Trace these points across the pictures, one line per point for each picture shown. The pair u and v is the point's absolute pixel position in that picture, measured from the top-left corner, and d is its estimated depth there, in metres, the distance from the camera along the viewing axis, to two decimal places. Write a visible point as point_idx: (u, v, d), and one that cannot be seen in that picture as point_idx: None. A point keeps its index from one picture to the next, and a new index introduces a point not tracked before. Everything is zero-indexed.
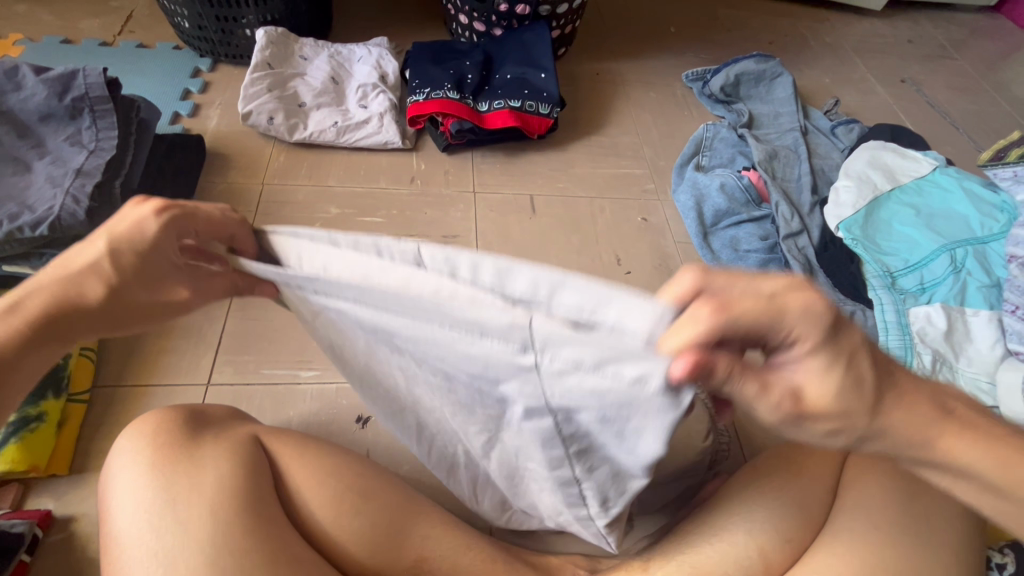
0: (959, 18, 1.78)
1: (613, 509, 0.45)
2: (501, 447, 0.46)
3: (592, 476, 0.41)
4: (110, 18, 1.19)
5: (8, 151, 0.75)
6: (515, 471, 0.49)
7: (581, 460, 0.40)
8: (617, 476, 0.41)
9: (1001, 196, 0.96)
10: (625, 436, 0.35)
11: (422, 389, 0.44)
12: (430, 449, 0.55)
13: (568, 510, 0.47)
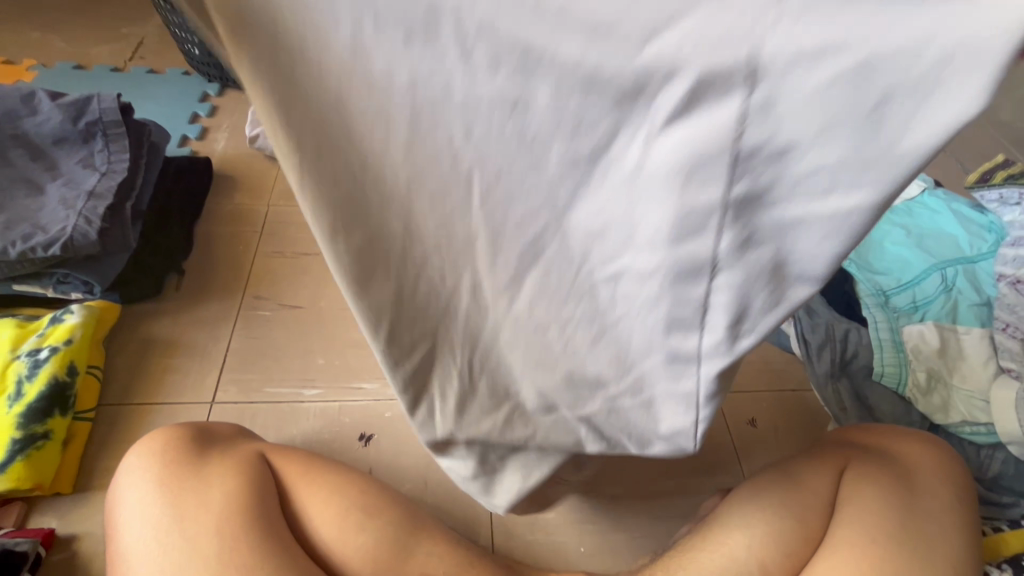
0: None
1: (745, 340, 0.28)
2: (576, 245, 0.27)
3: (749, 256, 0.25)
4: (122, 45, 1.22)
5: (22, 174, 0.77)
6: (581, 301, 0.30)
7: (741, 221, 0.24)
8: (780, 266, 0.26)
9: (988, 217, 0.99)
10: (892, 103, 0.20)
11: (454, 133, 0.24)
12: (384, 273, 0.30)
13: (668, 346, 0.29)
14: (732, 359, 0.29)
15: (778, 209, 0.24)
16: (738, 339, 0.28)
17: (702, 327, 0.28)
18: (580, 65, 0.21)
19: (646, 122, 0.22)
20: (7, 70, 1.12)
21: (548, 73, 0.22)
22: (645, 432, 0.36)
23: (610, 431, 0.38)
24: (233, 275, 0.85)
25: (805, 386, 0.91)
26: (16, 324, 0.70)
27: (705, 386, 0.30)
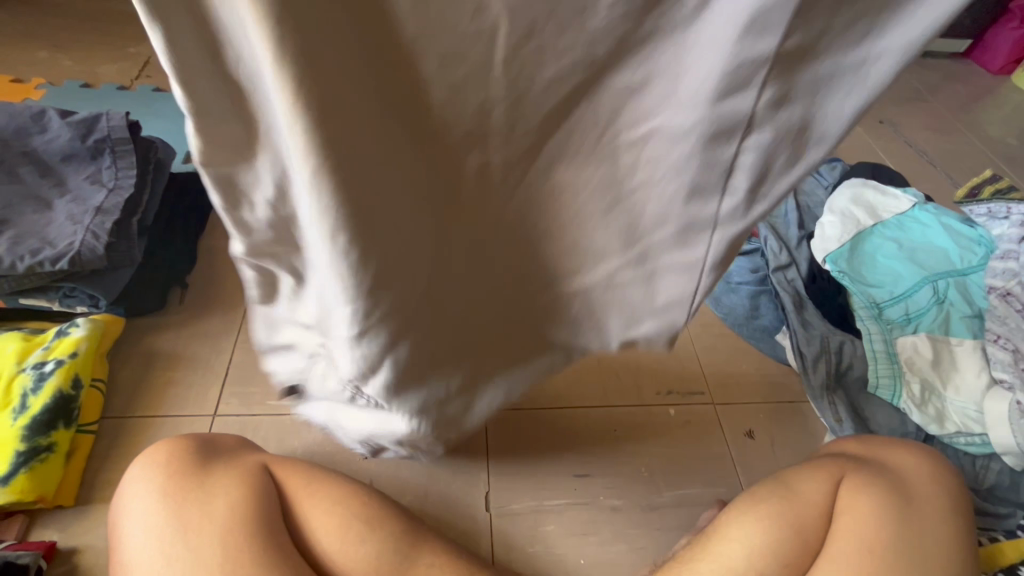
0: (931, 64, 1.89)
1: (757, 206, 0.30)
2: (608, 101, 0.26)
3: (781, 118, 0.26)
4: (128, 64, 1.25)
5: (32, 191, 0.78)
6: (611, 163, 0.29)
7: (781, 80, 0.25)
8: (800, 131, 0.27)
9: (978, 230, 1.01)
10: None
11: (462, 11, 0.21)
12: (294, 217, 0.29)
13: (687, 214, 0.30)
14: (744, 222, 0.31)
15: (811, 68, 0.25)
16: (754, 198, 0.29)
17: (725, 186, 0.29)
18: None
19: None
20: (15, 89, 1.14)
21: None
22: (645, 307, 0.37)
23: (610, 311, 0.39)
24: (236, 289, 0.86)
25: (801, 397, 0.92)
26: (21, 337, 0.71)
27: (713, 252, 0.32)
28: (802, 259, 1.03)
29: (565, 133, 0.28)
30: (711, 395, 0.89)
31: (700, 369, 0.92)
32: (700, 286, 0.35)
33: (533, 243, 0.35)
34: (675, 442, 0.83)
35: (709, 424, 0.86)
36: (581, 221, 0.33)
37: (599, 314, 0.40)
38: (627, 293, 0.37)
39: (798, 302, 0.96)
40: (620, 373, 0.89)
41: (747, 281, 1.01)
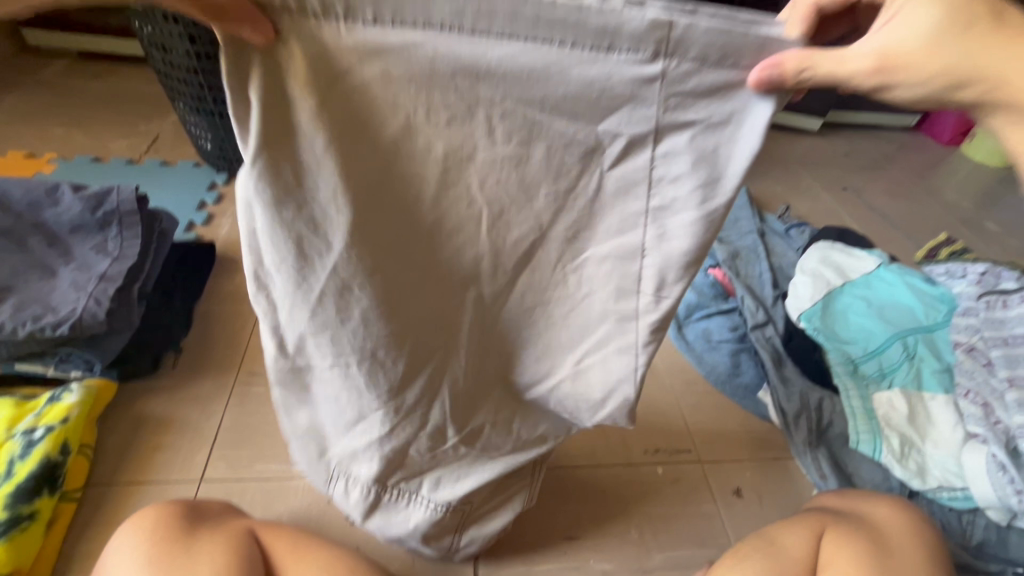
0: (887, 135, 2.05)
1: (665, 301, 0.46)
2: (545, 260, 0.48)
3: (659, 245, 0.44)
4: (138, 140, 1.33)
5: (38, 259, 0.82)
6: (541, 326, 0.52)
7: (656, 222, 0.43)
8: (660, 275, 0.45)
9: (939, 288, 1.07)
10: (706, 176, 0.40)
11: (473, 184, 0.43)
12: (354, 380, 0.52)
13: (614, 310, 0.48)
14: (659, 313, 0.47)
15: (673, 215, 0.42)
16: (661, 291, 0.45)
17: (639, 289, 0.46)
18: (573, 135, 0.40)
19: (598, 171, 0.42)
20: (28, 163, 1.20)
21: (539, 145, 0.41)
22: (607, 389, 0.52)
23: (584, 389, 0.54)
24: (229, 352, 0.89)
25: (786, 454, 0.93)
26: (13, 403, 0.71)
27: (643, 336, 0.48)
28: (778, 318, 1.09)
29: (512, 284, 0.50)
30: (698, 453, 0.90)
31: (685, 426, 0.94)
32: (639, 364, 0.50)
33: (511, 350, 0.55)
34: (664, 502, 0.83)
35: (697, 484, 0.86)
36: (546, 328, 0.52)
37: (571, 397, 0.55)
38: (589, 375, 0.53)
39: (777, 358, 1.00)
40: (608, 433, 0.90)
41: (727, 339, 1.05)
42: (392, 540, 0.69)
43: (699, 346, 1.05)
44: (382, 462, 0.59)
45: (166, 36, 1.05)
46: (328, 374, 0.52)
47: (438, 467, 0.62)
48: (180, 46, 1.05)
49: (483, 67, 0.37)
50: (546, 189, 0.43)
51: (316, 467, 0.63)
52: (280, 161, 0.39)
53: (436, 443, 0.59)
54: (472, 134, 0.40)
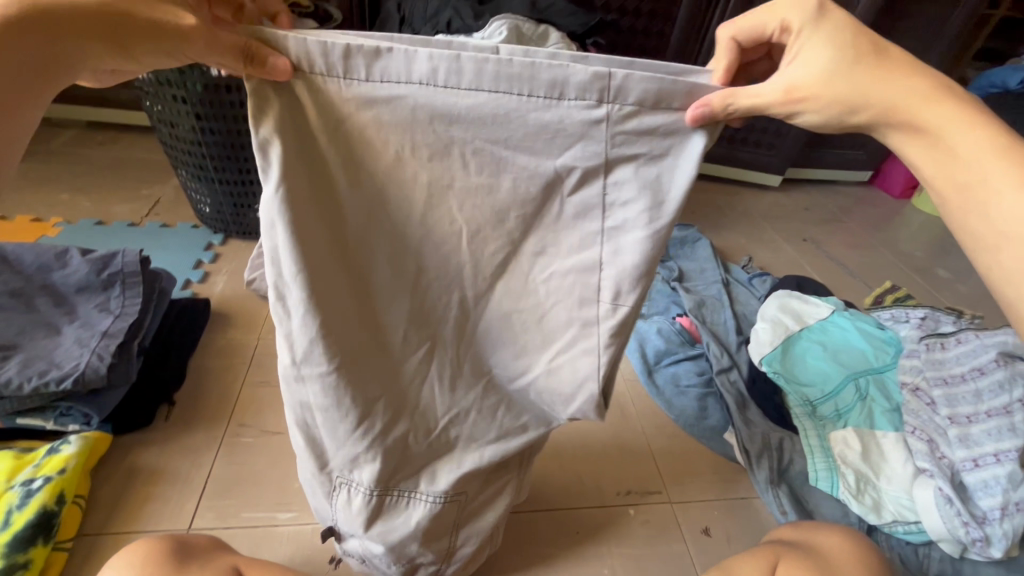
0: (843, 191, 2.21)
1: (623, 309, 0.51)
2: (515, 275, 0.54)
3: (614, 259, 0.50)
4: (140, 204, 1.42)
5: (44, 318, 0.87)
6: (513, 338, 0.57)
7: (610, 240, 0.49)
8: (617, 285, 0.50)
9: (887, 332, 1.16)
10: (652, 196, 0.47)
11: (452, 208, 0.51)
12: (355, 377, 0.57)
13: (578, 316, 0.53)
14: (616, 320, 0.52)
15: (625, 233, 0.49)
16: (619, 300, 0.51)
17: (599, 299, 0.52)
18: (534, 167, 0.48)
19: (558, 198, 0.49)
20: (34, 227, 1.28)
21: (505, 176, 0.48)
22: (572, 395, 0.57)
23: (554, 389, 0.58)
24: (220, 404, 0.93)
25: (752, 493, 0.97)
26: (13, 456, 0.75)
27: (605, 342, 0.53)
28: (742, 362, 1.16)
29: (489, 294, 0.55)
30: (668, 493, 0.95)
31: (656, 468, 0.98)
32: (600, 364, 0.54)
33: (488, 357, 0.60)
34: (635, 542, 0.87)
35: (667, 523, 0.90)
36: (518, 338, 0.57)
37: (547, 395, 0.59)
38: (561, 373, 0.57)
39: (741, 402, 1.07)
40: (582, 476, 0.95)
41: (694, 383, 1.12)
42: (395, 551, 0.69)
43: (669, 391, 1.10)
44: (383, 463, 0.62)
45: (174, 113, 1.15)
46: (330, 382, 0.56)
47: (435, 459, 0.65)
48: (187, 123, 1.16)
49: (454, 113, 0.46)
50: (514, 213, 0.50)
51: (319, 479, 0.65)
52: (292, 184, 0.48)
53: (430, 430, 0.63)
54: (448, 167, 0.49)
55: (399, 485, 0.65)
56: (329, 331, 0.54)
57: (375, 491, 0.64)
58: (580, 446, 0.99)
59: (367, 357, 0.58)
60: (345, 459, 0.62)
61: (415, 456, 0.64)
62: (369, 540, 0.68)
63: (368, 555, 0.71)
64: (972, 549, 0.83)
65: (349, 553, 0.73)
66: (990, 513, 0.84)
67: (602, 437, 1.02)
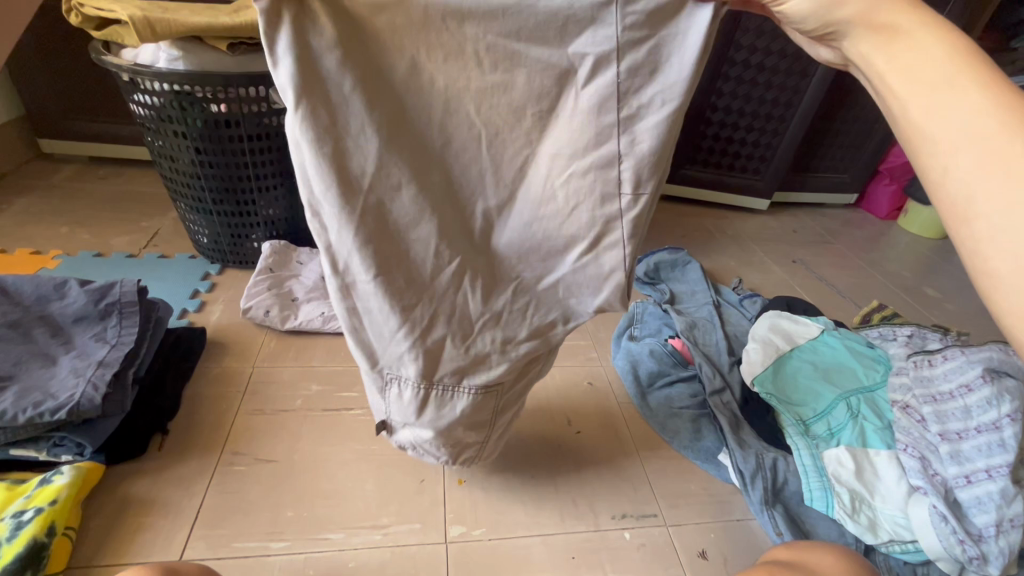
0: (830, 213, 2.26)
1: (643, 194, 0.54)
2: (536, 180, 0.56)
3: (632, 150, 0.52)
4: (139, 236, 1.44)
5: (40, 348, 0.88)
6: (534, 241, 0.59)
7: (627, 132, 0.52)
8: (637, 174, 0.53)
9: (877, 350, 1.17)
10: (658, 80, 0.50)
11: (470, 112, 0.54)
12: (392, 280, 0.60)
13: (601, 212, 0.55)
14: (638, 207, 0.55)
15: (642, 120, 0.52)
16: (639, 189, 0.54)
17: (617, 193, 0.55)
18: (549, 63, 0.51)
19: (572, 94, 0.52)
20: (33, 260, 1.29)
21: (521, 71, 0.51)
22: (598, 288, 0.61)
23: (575, 287, 0.62)
24: (214, 433, 0.94)
25: (748, 513, 0.97)
26: (6, 487, 0.75)
27: (626, 232, 0.56)
28: (735, 383, 1.17)
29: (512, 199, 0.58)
30: (663, 516, 0.94)
31: (651, 490, 0.98)
32: (626, 255, 0.57)
33: (516, 265, 0.62)
34: (630, 565, 0.86)
35: (663, 546, 0.90)
36: (543, 243, 0.59)
37: (575, 285, 0.61)
38: (587, 270, 0.59)
39: (734, 422, 1.07)
40: (576, 499, 0.95)
41: (688, 405, 1.13)
42: (444, 437, 0.75)
43: (662, 413, 1.11)
44: (425, 365, 0.67)
45: (175, 147, 1.19)
46: (371, 290, 0.61)
47: (474, 363, 0.68)
48: (187, 156, 1.19)
49: (467, 11, 0.48)
50: (533, 109, 0.53)
51: (372, 376, 0.70)
52: (323, 103, 0.51)
53: (466, 335, 0.66)
54: (463, 66, 0.51)
55: (444, 381, 0.69)
56: (367, 240, 0.57)
57: (421, 388, 0.69)
58: (574, 469, 1.00)
59: (404, 266, 0.60)
60: (392, 358, 0.67)
61: (455, 362, 0.67)
62: (419, 427, 0.73)
63: (419, 442, 0.76)
64: (969, 567, 0.83)
65: (401, 443, 0.79)
66: (985, 530, 0.83)
67: (596, 459, 1.02)
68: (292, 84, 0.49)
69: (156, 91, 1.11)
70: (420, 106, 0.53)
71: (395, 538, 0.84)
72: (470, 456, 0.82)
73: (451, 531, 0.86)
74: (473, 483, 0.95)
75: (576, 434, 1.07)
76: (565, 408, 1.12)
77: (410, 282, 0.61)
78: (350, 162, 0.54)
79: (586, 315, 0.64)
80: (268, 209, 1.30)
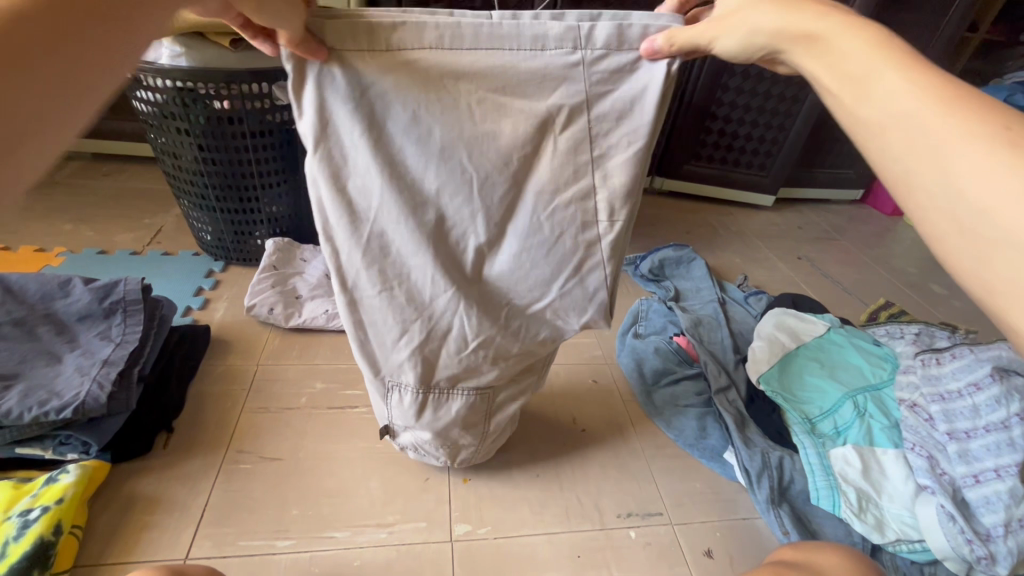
0: (836, 209, 2.24)
1: (618, 224, 0.60)
2: (525, 215, 0.59)
3: (606, 184, 0.58)
4: (142, 232, 1.44)
5: (45, 346, 0.88)
6: (523, 269, 0.62)
7: (600, 169, 0.57)
8: (610, 207, 0.59)
9: (884, 348, 1.17)
10: (624, 127, 0.56)
11: (462, 162, 0.56)
12: (394, 300, 0.63)
13: (581, 238, 0.60)
14: (613, 233, 0.60)
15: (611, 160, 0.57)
16: (614, 217, 0.59)
17: (596, 222, 0.60)
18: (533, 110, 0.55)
19: (554, 139, 0.56)
20: (38, 257, 1.29)
21: (507, 120, 0.55)
22: (580, 307, 0.65)
23: (561, 308, 0.65)
24: (219, 431, 0.94)
25: (753, 512, 0.97)
26: (12, 486, 0.75)
27: (604, 257, 0.61)
28: (740, 381, 1.17)
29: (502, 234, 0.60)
30: (669, 515, 0.94)
31: (656, 488, 0.98)
32: (607, 275, 0.62)
33: (507, 293, 0.64)
34: (635, 563, 0.86)
35: (669, 545, 0.89)
36: (531, 271, 0.62)
37: (562, 310, 0.65)
38: (571, 293, 0.63)
39: (740, 421, 1.07)
40: (581, 497, 0.95)
41: (693, 403, 1.13)
42: (441, 437, 0.79)
43: (667, 411, 1.11)
44: (423, 368, 0.69)
45: (178, 145, 1.18)
46: (375, 304, 0.64)
47: (468, 373, 0.71)
48: (190, 153, 1.19)
49: (457, 69, 0.53)
50: (520, 155, 0.56)
51: (374, 383, 0.73)
52: (337, 147, 0.55)
53: (463, 350, 0.67)
54: (456, 118, 0.54)
55: (441, 388, 0.72)
56: (372, 263, 0.61)
57: (420, 396, 0.73)
58: (579, 467, 1.00)
59: (404, 289, 0.63)
60: (394, 368, 0.70)
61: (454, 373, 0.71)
62: (419, 428, 0.78)
63: (420, 443, 0.81)
64: (977, 567, 0.82)
65: (404, 445, 0.84)
66: (993, 530, 0.83)
67: (601, 458, 1.02)
68: (310, 133, 0.54)
69: (159, 88, 1.10)
70: (415, 154, 0.56)
71: (400, 536, 0.84)
72: (468, 454, 0.86)
73: (456, 530, 0.86)
74: (478, 482, 0.94)
75: (581, 432, 1.06)
76: (569, 406, 1.11)
77: (409, 303, 0.63)
78: (358, 197, 0.57)
79: (571, 332, 0.68)
80: (272, 206, 1.30)
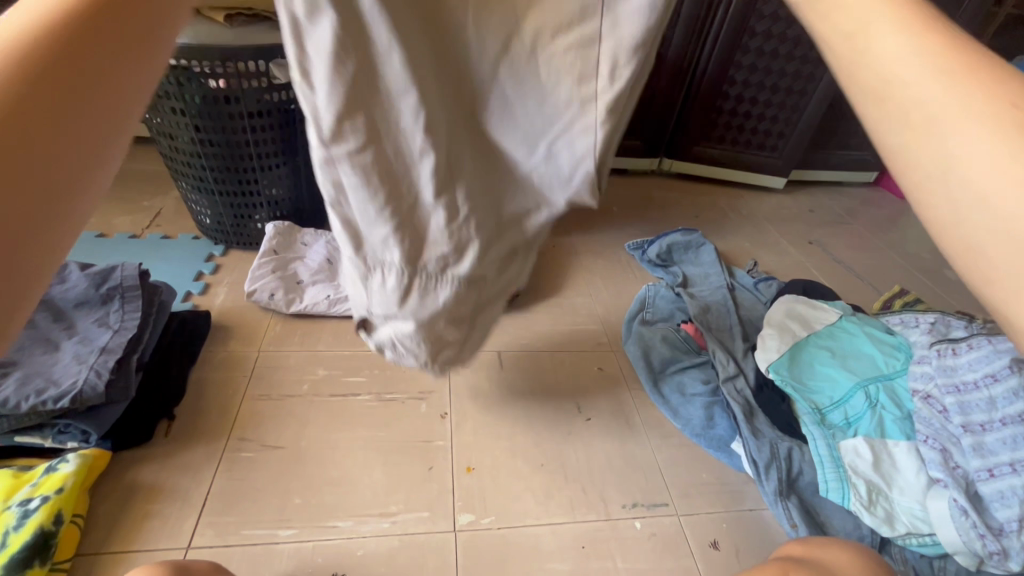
0: (848, 192, 2.19)
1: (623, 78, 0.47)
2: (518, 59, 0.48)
3: (614, 31, 0.45)
4: (142, 215, 1.41)
5: (42, 333, 0.87)
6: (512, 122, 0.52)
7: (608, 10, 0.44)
8: (614, 61, 0.46)
9: (897, 337, 1.14)
10: None
11: None
12: (365, 144, 0.49)
13: (578, 92, 0.48)
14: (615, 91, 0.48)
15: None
16: (617, 72, 0.47)
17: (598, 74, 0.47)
18: None
19: None
20: None
21: None
22: (573, 181, 0.54)
23: (539, 182, 0.56)
24: (221, 419, 0.93)
25: (761, 503, 0.96)
26: (12, 475, 0.74)
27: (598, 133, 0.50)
28: (749, 369, 1.15)
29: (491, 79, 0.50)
30: (675, 506, 0.93)
31: (662, 479, 0.97)
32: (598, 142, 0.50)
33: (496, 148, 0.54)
34: (641, 554, 0.85)
35: (675, 537, 0.88)
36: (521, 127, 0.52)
37: (548, 177, 0.55)
38: (560, 157, 0.53)
39: (748, 410, 1.05)
40: (586, 487, 0.93)
41: (701, 391, 1.10)
42: (426, 334, 0.64)
43: (675, 400, 1.09)
44: (402, 242, 0.56)
45: (174, 125, 1.15)
46: (347, 159, 0.49)
47: (456, 251, 0.57)
48: (185, 134, 1.15)
49: None
50: None
51: (349, 258, 0.58)
52: None
53: (450, 221, 0.55)
54: None
55: (424, 270, 0.58)
56: (339, 96, 0.45)
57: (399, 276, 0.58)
58: (584, 457, 0.98)
59: (380, 133, 0.49)
60: (379, 246, 0.56)
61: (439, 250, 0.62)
62: (399, 320, 0.62)
63: (400, 338, 0.64)
64: (988, 562, 0.81)
65: (380, 343, 0.67)
66: (1007, 525, 0.81)
67: (607, 447, 1.01)
68: None
69: None
70: None
71: (403, 526, 0.84)
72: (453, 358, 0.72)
73: (460, 519, 0.86)
74: (482, 470, 0.93)
75: (586, 421, 1.05)
76: (574, 394, 1.10)
77: (384, 155, 0.50)
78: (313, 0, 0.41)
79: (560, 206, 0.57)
80: (271, 188, 1.27)
